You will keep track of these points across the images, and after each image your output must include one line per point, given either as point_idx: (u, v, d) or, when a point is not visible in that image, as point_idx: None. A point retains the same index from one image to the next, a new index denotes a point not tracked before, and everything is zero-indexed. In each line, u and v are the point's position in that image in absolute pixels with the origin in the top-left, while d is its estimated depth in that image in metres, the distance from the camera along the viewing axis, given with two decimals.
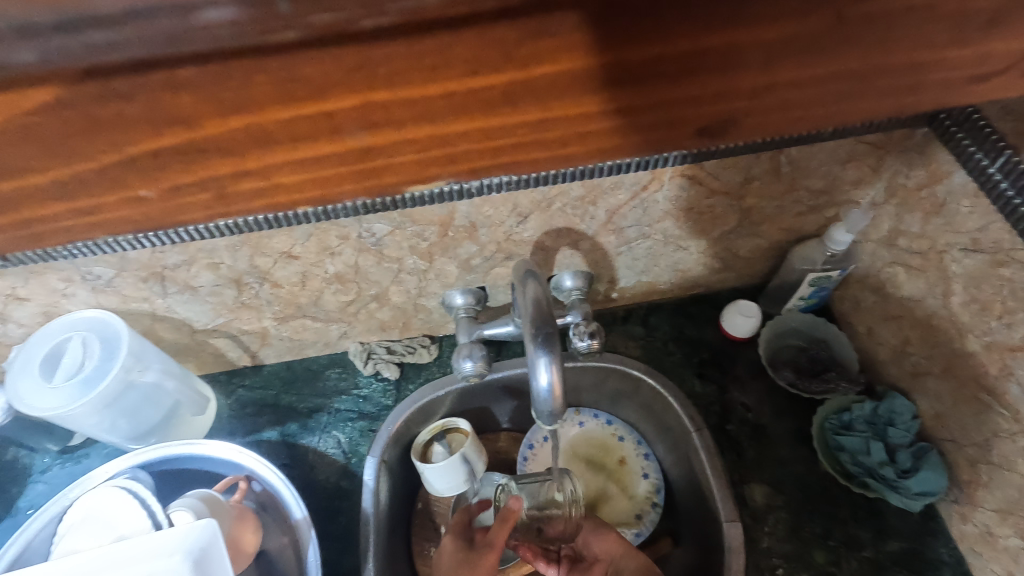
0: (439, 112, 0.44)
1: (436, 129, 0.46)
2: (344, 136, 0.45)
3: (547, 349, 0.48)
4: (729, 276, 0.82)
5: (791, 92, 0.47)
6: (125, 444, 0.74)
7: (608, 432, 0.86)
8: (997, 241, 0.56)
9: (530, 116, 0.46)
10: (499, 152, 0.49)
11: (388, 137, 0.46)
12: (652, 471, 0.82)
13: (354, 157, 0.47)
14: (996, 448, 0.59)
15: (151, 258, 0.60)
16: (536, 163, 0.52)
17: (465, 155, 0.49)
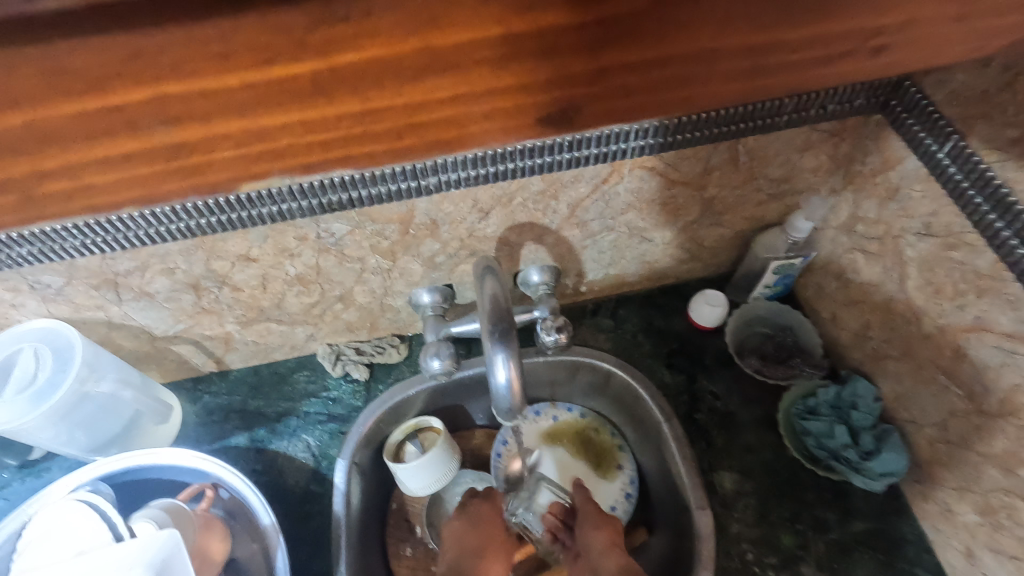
0: (237, 102, 0.41)
1: (248, 123, 0.42)
2: (145, 132, 0.41)
3: (504, 344, 0.48)
4: (695, 266, 0.83)
5: (630, 76, 0.46)
6: (86, 457, 0.72)
7: (574, 423, 0.86)
8: (949, 224, 0.57)
9: (353, 106, 0.43)
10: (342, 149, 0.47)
11: (206, 131, 0.42)
12: (626, 462, 0.82)
13: (215, 141, 0.43)
14: (952, 427, 0.60)
15: (102, 265, 0.59)
16: (372, 155, 0.48)
17: (305, 148, 0.46)
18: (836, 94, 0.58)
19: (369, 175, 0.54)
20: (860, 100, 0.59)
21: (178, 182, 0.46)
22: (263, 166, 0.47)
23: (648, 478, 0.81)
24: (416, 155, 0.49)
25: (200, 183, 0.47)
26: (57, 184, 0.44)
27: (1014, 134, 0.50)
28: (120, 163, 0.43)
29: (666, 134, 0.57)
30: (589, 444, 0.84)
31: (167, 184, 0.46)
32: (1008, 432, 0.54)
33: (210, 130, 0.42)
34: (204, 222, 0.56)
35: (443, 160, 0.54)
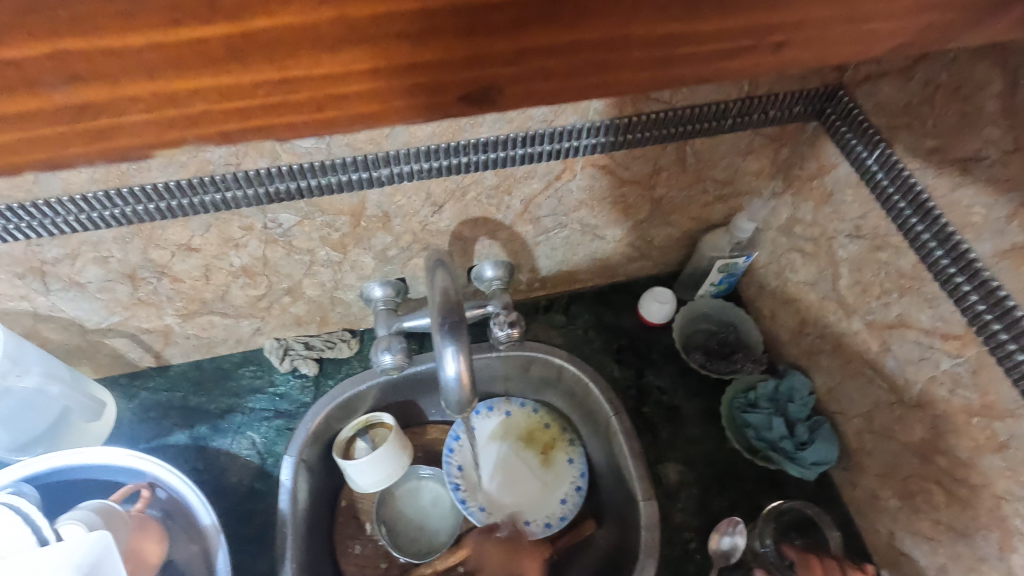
0: (142, 64, 0.35)
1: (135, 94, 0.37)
2: (44, 91, 0.36)
3: (454, 338, 0.48)
4: (645, 264, 0.85)
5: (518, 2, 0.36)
6: (7, 457, 0.67)
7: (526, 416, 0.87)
8: (876, 227, 0.61)
9: (270, 72, 0.38)
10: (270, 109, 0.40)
11: (113, 95, 0.37)
12: (576, 457, 0.83)
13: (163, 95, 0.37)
14: (877, 417, 0.64)
15: (27, 252, 0.55)
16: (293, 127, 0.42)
17: (208, 68, 0.36)
18: (775, 99, 0.62)
19: (319, 164, 0.54)
20: (798, 106, 0.63)
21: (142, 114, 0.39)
22: (183, 120, 0.40)
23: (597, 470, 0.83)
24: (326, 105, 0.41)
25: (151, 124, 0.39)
26: None
27: (933, 144, 0.54)
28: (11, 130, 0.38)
29: (614, 133, 0.60)
30: (541, 437, 0.86)
31: (123, 113, 0.38)
32: (924, 421, 0.58)
33: (116, 95, 0.37)
34: (142, 208, 0.53)
35: (396, 151, 0.55)
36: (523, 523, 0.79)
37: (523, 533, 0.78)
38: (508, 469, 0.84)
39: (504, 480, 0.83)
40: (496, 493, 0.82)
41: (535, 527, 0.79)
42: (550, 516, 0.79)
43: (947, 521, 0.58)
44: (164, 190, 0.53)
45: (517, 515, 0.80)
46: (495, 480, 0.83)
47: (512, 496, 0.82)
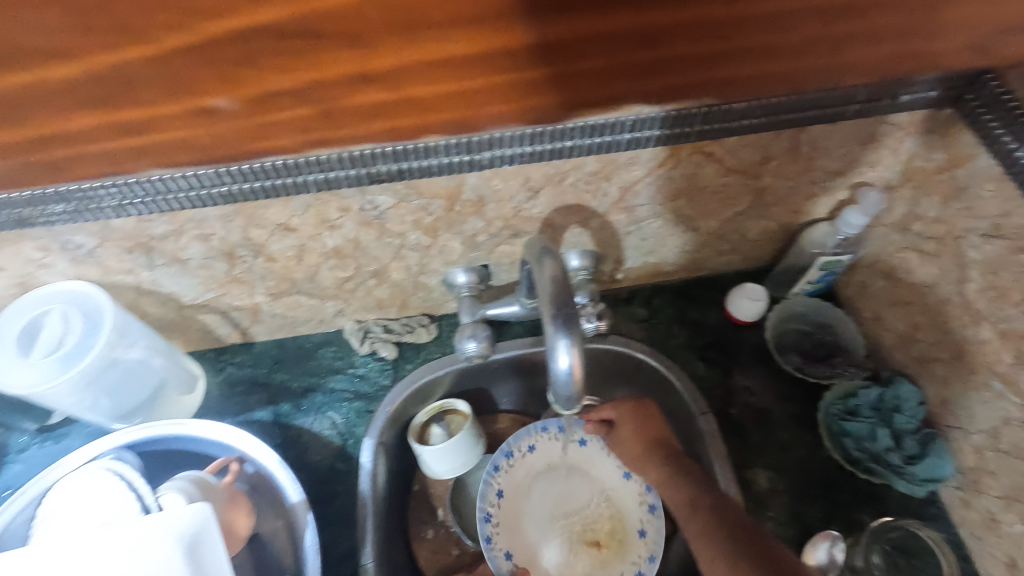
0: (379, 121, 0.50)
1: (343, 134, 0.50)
2: (285, 104, 0.47)
3: (567, 330, 0.46)
4: (735, 258, 0.81)
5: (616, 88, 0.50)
6: (110, 424, 0.71)
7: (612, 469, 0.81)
8: (1020, 226, 0.55)
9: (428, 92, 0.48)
10: (480, 98, 0.49)
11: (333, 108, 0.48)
12: (649, 531, 0.75)
13: (400, 108, 0.49)
14: (1005, 435, 0.59)
15: (137, 227, 0.56)
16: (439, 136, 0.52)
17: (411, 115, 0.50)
18: (910, 83, 0.56)
19: (422, 146, 0.53)
20: (934, 92, 0.58)
21: (385, 121, 0.50)
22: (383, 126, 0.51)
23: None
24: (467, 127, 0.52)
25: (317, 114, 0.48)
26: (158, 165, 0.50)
27: None
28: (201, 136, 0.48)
29: (713, 122, 0.56)
30: (618, 501, 0.79)
31: (370, 123, 0.50)
32: None
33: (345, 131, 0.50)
34: (248, 186, 0.54)
35: (500, 133, 0.53)
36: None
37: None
38: (566, 530, 0.78)
39: (555, 541, 0.78)
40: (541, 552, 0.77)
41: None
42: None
43: None
44: (271, 169, 0.52)
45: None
46: (546, 535, 0.78)
47: (558, 557, 0.76)
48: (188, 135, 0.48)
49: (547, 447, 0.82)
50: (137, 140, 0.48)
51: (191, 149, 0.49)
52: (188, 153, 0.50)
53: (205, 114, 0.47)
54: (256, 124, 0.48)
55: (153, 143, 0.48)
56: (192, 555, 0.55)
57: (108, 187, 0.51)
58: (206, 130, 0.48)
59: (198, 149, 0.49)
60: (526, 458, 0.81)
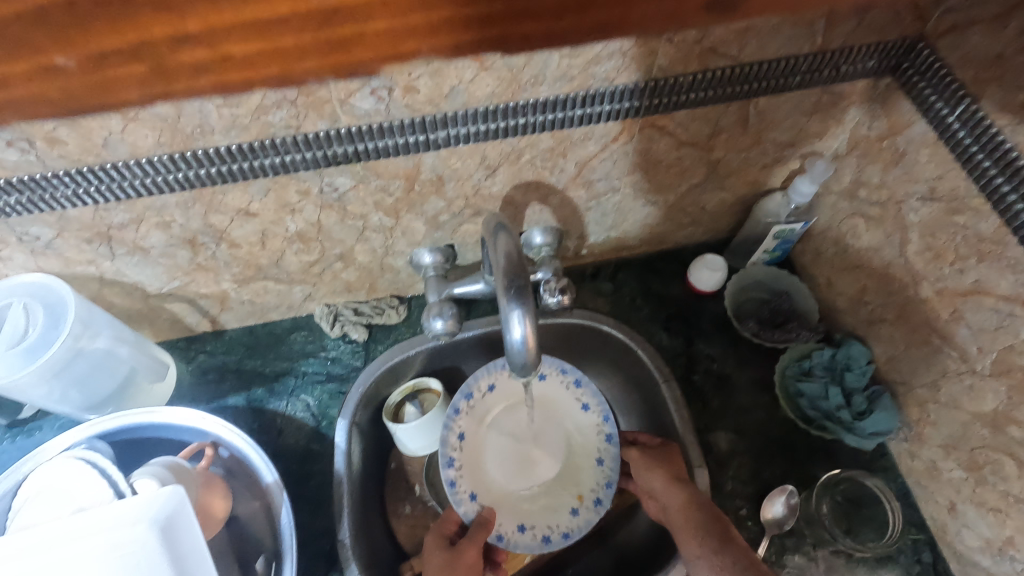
0: (201, 68, 0.45)
1: (188, 84, 0.46)
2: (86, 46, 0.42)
3: (520, 302, 0.48)
4: (695, 231, 0.83)
5: (489, 28, 0.47)
6: (80, 414, 0.71)
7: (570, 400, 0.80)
8: (953, 188, 0.58)
9: (276, 41, 0.44)
10: (299, 54, 0.46)
11: (175, 62, 0.44)
12: (607, 459, 0.75)
13: (222, 67, 0.45)
14: (944, 387, 0.62)
15: (95, 217, 0.57)
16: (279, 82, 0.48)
17: (250, 64, 0.46)
18: (849, 54, 0.59)
19: (376, 127, 0.54)
20: (872, 61, 0.60)
21: (213, 77, 0.46)
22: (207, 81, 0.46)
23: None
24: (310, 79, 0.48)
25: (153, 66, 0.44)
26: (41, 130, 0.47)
27: None
28: (54, 107, 0.46)
29: (656, 99, 0.58)
30: (575, 432, 0.79)
31: (201, 79, 0.46)
32: (999, 391, 0.56)
33: (188, 84, 0.46)
34: (204, 171, 0.54)
35: (454, 112, 0.54)
36: (517, 532, 0.72)
37: (511, 543, 0.71)
38: (525, 466, 0.78)
39: (514, 479, 0.77)
40: (500, 491, 0.77)
41: (527, 538, 0.72)
42: (552, 527, 0.73)
43: (1017, 492, 0.56)
44: (225, 154, 0.53)
45: (513, 518, 0.74)
46: (505, 473, 0.78)
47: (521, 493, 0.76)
48: (38, 93, 0.44)
49: (505, 385, 0.80)
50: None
51: (49, 105, 0.46)
52: (45, 108, 0.46)
53: (46, 71, 0.43)
54: (100, 80, 0.45)
55: (13, 100, 0.44)
56: (168, 538, 0.56)
57: (59, 176, 0.51)
58: (48, 89, 0.44)
59: (49, 104, 0.46)
60: (485, 399, 0.79)
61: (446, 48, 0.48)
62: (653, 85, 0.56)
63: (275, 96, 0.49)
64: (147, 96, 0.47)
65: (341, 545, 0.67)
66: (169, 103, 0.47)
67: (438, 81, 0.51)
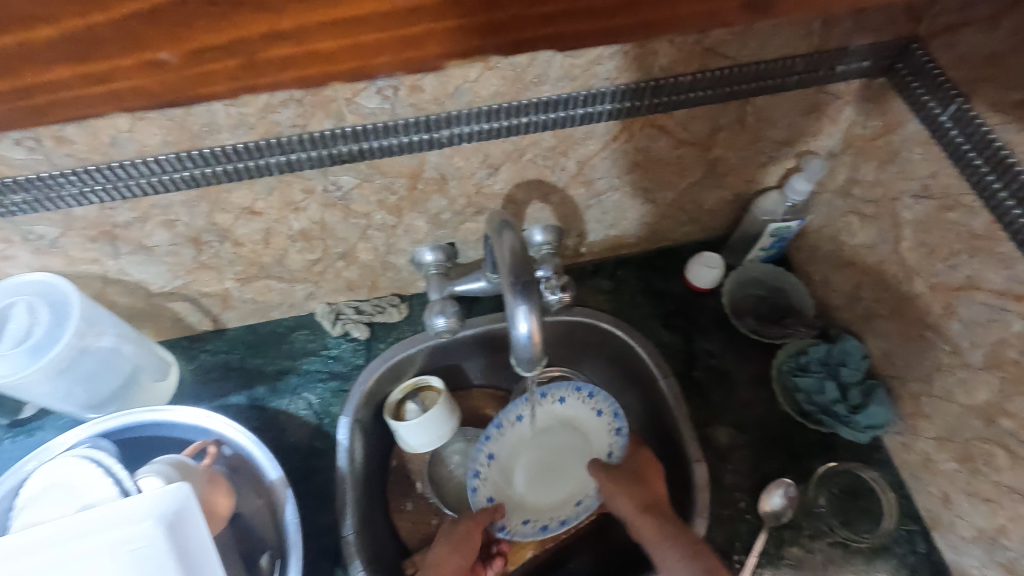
0: (287, 64, 0.47)
1: (274, 78, 0.48)
2: (186, 36, 0.43)
3: (525, 297, 0.49)
4: (693, 229, 0.85)
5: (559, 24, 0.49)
6: (82, 414, 0.71)
7: (590, 413, 0.79)
8: (946, 186, 0.59)
9: (360, 35, 0.46)
10: (374, 50, 0.47)
11: (265, 58, 0.46)
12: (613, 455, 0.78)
13: (307, 61, 0.47)
14: (938, 381, 0.64)
15: (100, 216, 0.57)
16: (360, 74, 0.49)
17: (333, 58, 0.47)
18: (845, 54, 0.60)
19: (381, 126, 0.55)
20: (867, 62, 0.62)
21: (295, 72, 0.48)
22: (293, 74, 0.48)
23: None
24: (384, 73, 0.50)
25: (244, 62, 0.46)
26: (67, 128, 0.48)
27: (1018, 97, 0.51)
28: (150, 99, 0.47)
29: (658, 99, 0.59)
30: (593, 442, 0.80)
31: (284, 74, 0.48)
32: (990, 383, 0.57)
33: (276, 79, 0.48)
34: (211, 170, 0.55)
35: (459, 111, 0.55)
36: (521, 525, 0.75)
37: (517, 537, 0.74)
38: (550, 476, 0.79)
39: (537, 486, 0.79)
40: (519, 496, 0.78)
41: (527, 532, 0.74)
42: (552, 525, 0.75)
43: (1009, 483, 0.57)
44: (232, 153, 0.54)
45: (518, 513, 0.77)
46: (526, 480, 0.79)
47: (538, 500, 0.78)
48: (124, 86, 0.46)
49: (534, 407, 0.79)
50: (91, 90, 0.45)
51: (141, 95, 0.47)
52: (145, 99, 0.47)
53: (149, 67, 0.45)
54: (198, 75, 0.46)
55: (113, 92, 0.46)
56: (174, 534, 0.57)
57: (67, 175, 0.52)
58: (151, 82, 0.46)
59: (148, 97, 0.47)
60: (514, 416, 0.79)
61: (520, 43, 0.50)
62: (645, 84, 0.57)
63: (283, 95, 0.50)
64: (238, 87, 0.48)
65: (345, 541, 0.67)
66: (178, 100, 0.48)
67: (443, 80, 0.52)
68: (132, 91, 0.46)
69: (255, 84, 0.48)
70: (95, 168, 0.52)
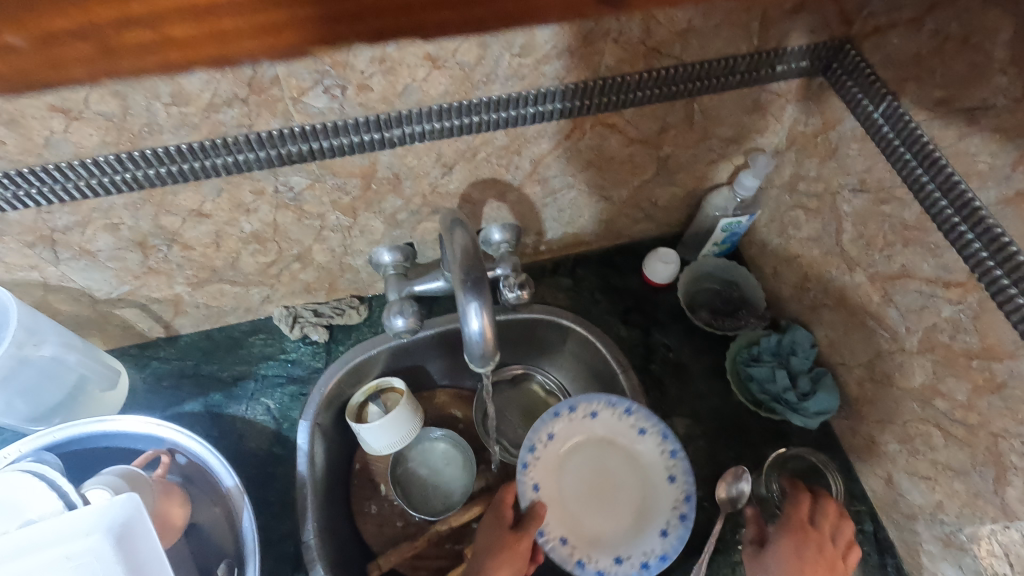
0: (148, 48, 0.44)
1: (138, 64, 0.45)
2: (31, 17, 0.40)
3: (477, 294, 0.49)
4: (649, 225, 0.86)
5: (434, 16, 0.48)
6: (25, 427, 0.68)
7: (659, 467, 0.72)
8: (881, 180, 0.62)
9: (227, 24, 0.44)
10: (237, 35, 0.45)
11: (123, 39, 0.43)
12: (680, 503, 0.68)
13: (164, 47, 0.44)
14: (879, 366, 0.67)
15: (37, 220, 0.55)
16: (236, 65, 0.47)
17: (199, 42, 0.44)
18: (783, 54, 0.62)
19: (331, 125, 0.54)
20: (805, 62, 0.64)
21: (159, 58, 0.45)
22: (157, 60, 0.45)
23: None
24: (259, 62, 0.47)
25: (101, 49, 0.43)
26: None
27: (941, 95, 0.54)
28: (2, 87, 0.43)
29: (602, 97, 0.60)
30: (652, 504, 0.71)
31: (148, 60, 0.45)
32: (925, 367, 0.60)
33: (142, 63, 0.45)
34: (153, 171, 0.53)
35: (409, 110, 0.55)
36: (557, 542, 0.68)
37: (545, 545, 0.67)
38: (596, 502, 0.72)
39: (580, 505, 0.72)
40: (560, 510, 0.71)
41: (565, 553, 0.67)
42: (591, 557, 0.67)
43: (944, 460, 0.60)
44: (175, 154, 0.53)
45: (558, 528, 0.69)
46: (575, 497, 0.72)
47: (579, 522, 0.70)
48: None
49: (602, 421, 0.75)
50: None
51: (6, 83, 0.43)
52: (1, 86, 0.43)
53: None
54: (51, 60, 0.43)
55: None
56: (124, 546, 0.55)
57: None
58: (2, 68, 0.42)
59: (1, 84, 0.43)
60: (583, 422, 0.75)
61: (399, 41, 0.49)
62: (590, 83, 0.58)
63: (227, 94, 0.49)
64: (94, 76, 0.45)
65: (306, 546, 0.67)
66: (116, 99, 0.47)
67: (391, 80, 0.52)
68: None
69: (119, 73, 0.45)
70: (29, 171, 0.50)
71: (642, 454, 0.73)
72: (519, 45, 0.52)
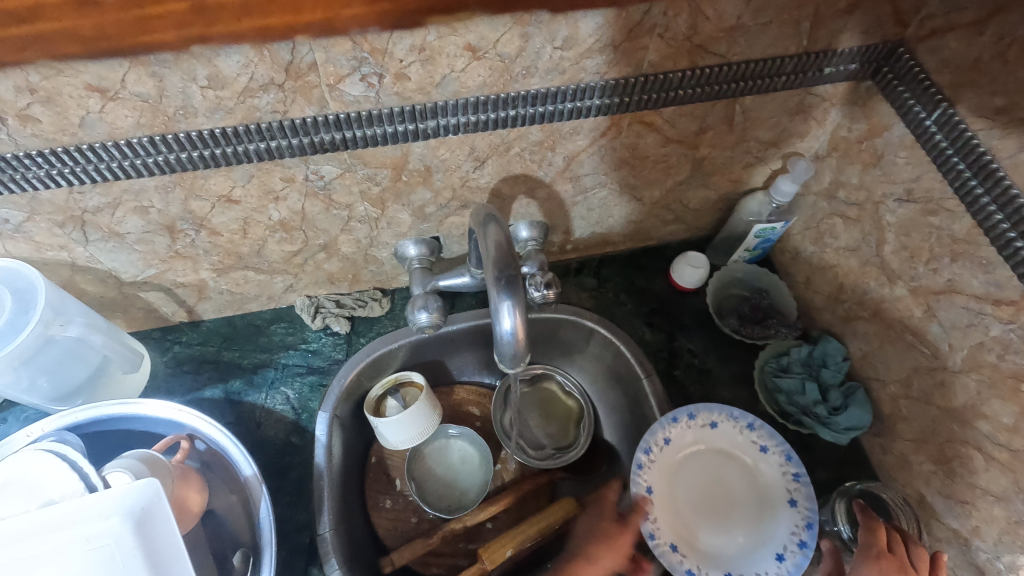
0: (243, 10, 0.43)
1: (233, 27, 0.44)
2: None
3: (510, 293, 0.48)
4: (679, 228, 0.84)
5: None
6: (49, 407, 0.69)
7: (779, 489, 0.68)
8: (929, 190, 0.59)
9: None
10: (338, 1, 0.44)
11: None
12: (800, 530, 0.65)
13: (266, 10, 0.43)
14: (916, 383, 0.64)
15: (69, 200, 0.55)
16: (329, 30, 0.46)
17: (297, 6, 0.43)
18: (833, 56, 0.60)
19: (365, 115, 0.53)
20: (854, 65, 0.62)
21: (255, 21, 0.44)
22: (252, 24, 0.44)
23: (613, 444, 0.83)
24: (347, 31, 0.46)
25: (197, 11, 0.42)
26: (32, 105, 0.46)
27: (1001, 103, 0.52)
28: (100, 42, 0.43)
29: (644, 95, 0.58)
30: (769, 527, 0.67)
31: (242, 24, 0.44)
32: (968, 387, 0.58)
33: (236, 27, 0.44)
34: (186, 155, 0.53)
35: (445, 102, 0.54)
36: (668, 547, 0.66)
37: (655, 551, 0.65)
38: (708, 515, 0.69)
39: (694, 514, 0.69)
40: (673, 518, 0.69)
41: (676, 559, 0.64)
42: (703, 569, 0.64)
43: (984, 485, 0.57)
44: (208, 138, 0.52)
45: (669, 534, 0.67)
46: (687, 505, 0.70)
47: (693, 532, 0.68)
48: (76, 27, 0.41)
49: (725, 434, 0.73)
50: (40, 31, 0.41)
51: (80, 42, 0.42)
52: (98, 44, 0.43)
53: (98, 7, 0.41)
54: (141, 18, 0.42)
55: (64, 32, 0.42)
56: (142, 531, 0.54)
57: (33, 156, 0.50)
58: (95, 24, 0.42)
59: (93, 40, 0.42)
60: (706, 432, 0.73)
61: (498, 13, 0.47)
62: (637, 78, 0.56)
63: (263, 79, 0.48)
64: (192, 37, 0.44)
65: (321, 539, 0.66)
66: (152, 80, 0.46)
67: (429, 69, 0.51)
68: (71, 31, 0.42)
69: (218, 36, 0.44)
70: (63, 151, 0.50)
71: (763, 474, 0.70)
72: (561, 37, 0.51)
